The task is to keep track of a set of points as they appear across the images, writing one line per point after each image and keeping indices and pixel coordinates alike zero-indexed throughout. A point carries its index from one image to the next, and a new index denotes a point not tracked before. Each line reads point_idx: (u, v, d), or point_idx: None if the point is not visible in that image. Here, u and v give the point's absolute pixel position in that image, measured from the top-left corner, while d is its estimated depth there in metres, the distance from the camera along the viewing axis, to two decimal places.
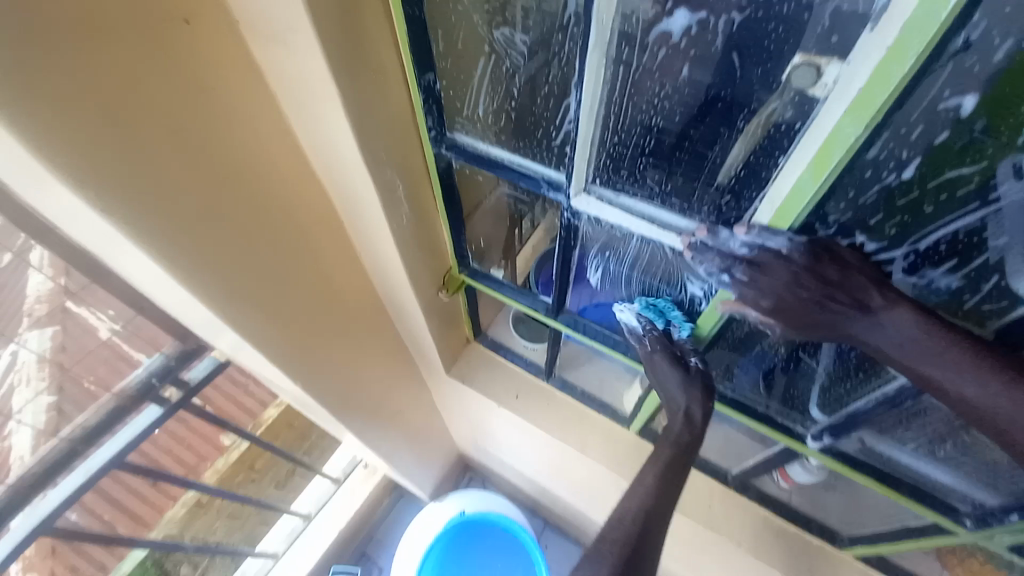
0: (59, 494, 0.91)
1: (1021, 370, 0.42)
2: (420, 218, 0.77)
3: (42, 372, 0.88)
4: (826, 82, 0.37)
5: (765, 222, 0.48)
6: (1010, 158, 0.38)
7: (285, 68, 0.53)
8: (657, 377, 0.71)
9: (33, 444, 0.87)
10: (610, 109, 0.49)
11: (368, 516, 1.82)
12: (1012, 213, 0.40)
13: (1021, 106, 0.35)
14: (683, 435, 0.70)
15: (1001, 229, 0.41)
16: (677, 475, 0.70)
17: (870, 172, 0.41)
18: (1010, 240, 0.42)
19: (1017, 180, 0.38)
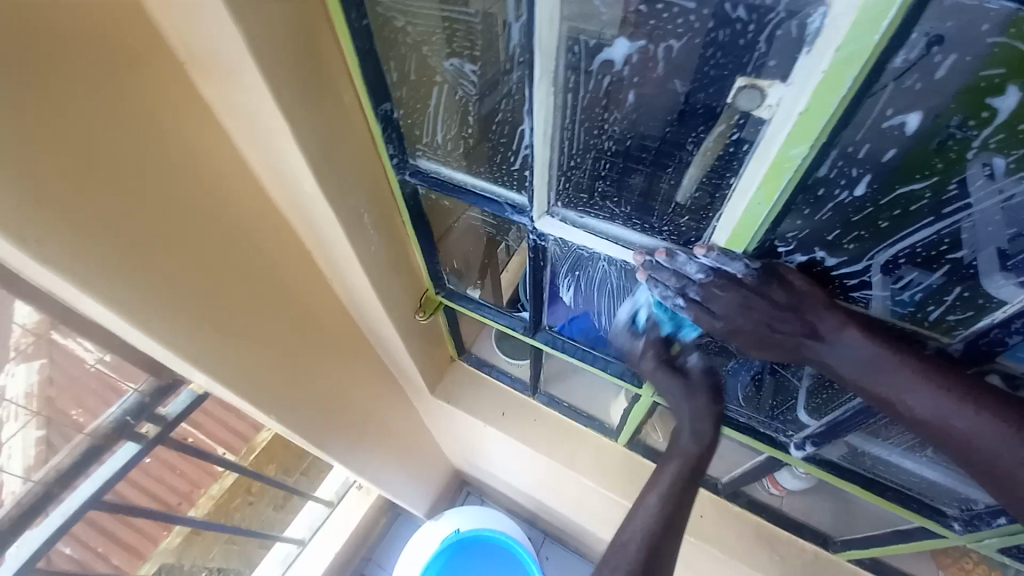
0: (37, 537, 0.88)
1: (973, 388, 0.43)
2: (391, 243, 0.76)
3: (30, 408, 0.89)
4: (770, 104, 0.36)
5: (722, 243, 0.48)
6: (979, 158, 0.36)
7: (235, 106, 0.53)
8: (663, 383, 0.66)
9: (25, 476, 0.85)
10: (564, 134, 0.49)
11: (365, 537, 1.78)
12: (979, 217, 0.39)
13: (982, 110, 0.34)
14: (693, 445, 0.64)
15: (973, 232, 0.40)
16: (690, 488, 0.64)
17: (823, 190, 0.41)
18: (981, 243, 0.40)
19: (989, 180, 0.36)
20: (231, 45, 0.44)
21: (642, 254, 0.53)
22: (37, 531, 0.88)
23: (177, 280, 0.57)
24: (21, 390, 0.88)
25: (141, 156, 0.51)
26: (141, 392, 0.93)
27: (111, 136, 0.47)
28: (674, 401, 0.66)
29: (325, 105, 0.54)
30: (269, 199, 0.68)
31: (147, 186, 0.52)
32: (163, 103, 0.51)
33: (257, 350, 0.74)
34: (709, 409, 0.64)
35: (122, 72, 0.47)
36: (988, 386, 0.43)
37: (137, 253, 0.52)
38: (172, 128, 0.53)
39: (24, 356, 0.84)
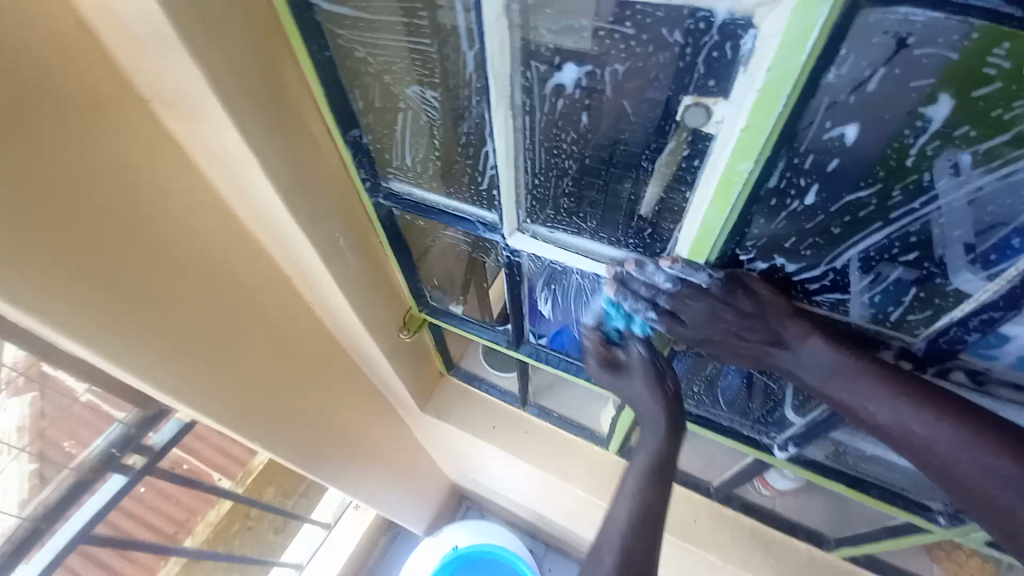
0: (29, 571, 0.87)
1: (929, 394, 0.44)
2: (369, 264, 0.77)
3: (23, 440, 0.91)
4: (716, 120, 0.38)
5: (685, 254, 0.49)
6: (948, 153, 0.36)
7: (202, 141, 0.54)
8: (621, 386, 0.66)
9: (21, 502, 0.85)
10: (526, 154, 0.50)
11: (364, 559, 1.75)
12: (948, 213, 0.39)
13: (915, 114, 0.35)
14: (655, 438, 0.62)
15: (946, 227, 0.40)
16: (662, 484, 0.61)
17: (775, 200, 0.43)
18: (948, 242, 0.41)
19: (953, 176, 0.37)
20: (194, 85, 0.45)
21: (614, 279, 0.54)
22: (30, 565, 0.87)
23: (153, 315, 0.58)
24: (12, 425, 0.91)
25: (112, 196, 0.51)
26: (126, 424, 0.91)
27: (80, 179, 0.48)
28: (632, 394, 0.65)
29: (294, 136, 0.55)
30: (244, 228, 0.69)
31: (119, 224, 0.52)
32: (129, 141, 0.52)
33: (239, 378, 0.73)
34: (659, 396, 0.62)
35: (87, 114, 0.48)
36: (946, 394, 0.45)
37: (111, 291, 0.52)
38: (143, 166, 0.54)
39: (15, 390, 0.87)
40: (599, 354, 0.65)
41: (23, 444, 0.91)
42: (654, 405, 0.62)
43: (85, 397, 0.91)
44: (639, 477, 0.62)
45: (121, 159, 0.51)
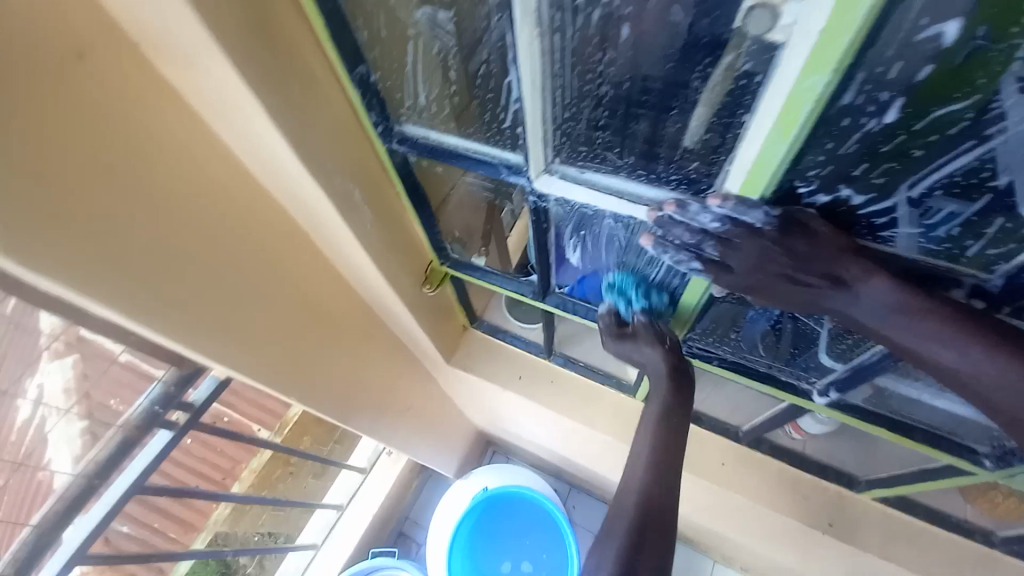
0: (88, 520, 0.93)
1: (1002, 335, 0.41)
2: (386, 217, 0.73)
3: (70, 401, 0.88)
4: (784, 25, 0.32)
5: (736, 191, 0.44)
6: (1014, 66, 0.31)
7: (196, 84, 0.50)
8: (643, 356, 0.72)
9: (75, 459, 0.90)
10: (554, 82, 0.46)
11: (399, 499, 1.85)
12: (1019, 144, 0.35)
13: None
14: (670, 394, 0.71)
15: (1009, 163, 0.36)
16: (677, 428, 0.72)
17: (847, 120, 0.37)
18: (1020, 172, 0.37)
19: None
20: (176, 14, 0.40)
21: (651, 235, 0.52)
22: (89, 513, 0.93)
23: (167, 274, 0.56)
24: (57, 388, 0.86)
25: (104, 147, 0.48)
26: (164, 383, 0.94)
27: (71, 133, 0.45)
28: (644, 357, 0.72)
29: (291, 73, 0.51)
30: (252, 179, 0.66)
31: (117, 178, 0.50)
32: (121, 91, 0.49)
33: (266, 336, 0.74)
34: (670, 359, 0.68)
35: (72, 62, 0.44)
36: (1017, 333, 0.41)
37: (117, 249, 0.51)
38: (136, 114, 0.51)
39: (55, 354, 0.81)
40: (611, 329, 0.73)
41: (70, 405, 0.89)
42: (659, 363, 0.69)
43: (124, 357, 0.88)
44: (652, 428, 0.71)
45: (109, 107, 0.48)
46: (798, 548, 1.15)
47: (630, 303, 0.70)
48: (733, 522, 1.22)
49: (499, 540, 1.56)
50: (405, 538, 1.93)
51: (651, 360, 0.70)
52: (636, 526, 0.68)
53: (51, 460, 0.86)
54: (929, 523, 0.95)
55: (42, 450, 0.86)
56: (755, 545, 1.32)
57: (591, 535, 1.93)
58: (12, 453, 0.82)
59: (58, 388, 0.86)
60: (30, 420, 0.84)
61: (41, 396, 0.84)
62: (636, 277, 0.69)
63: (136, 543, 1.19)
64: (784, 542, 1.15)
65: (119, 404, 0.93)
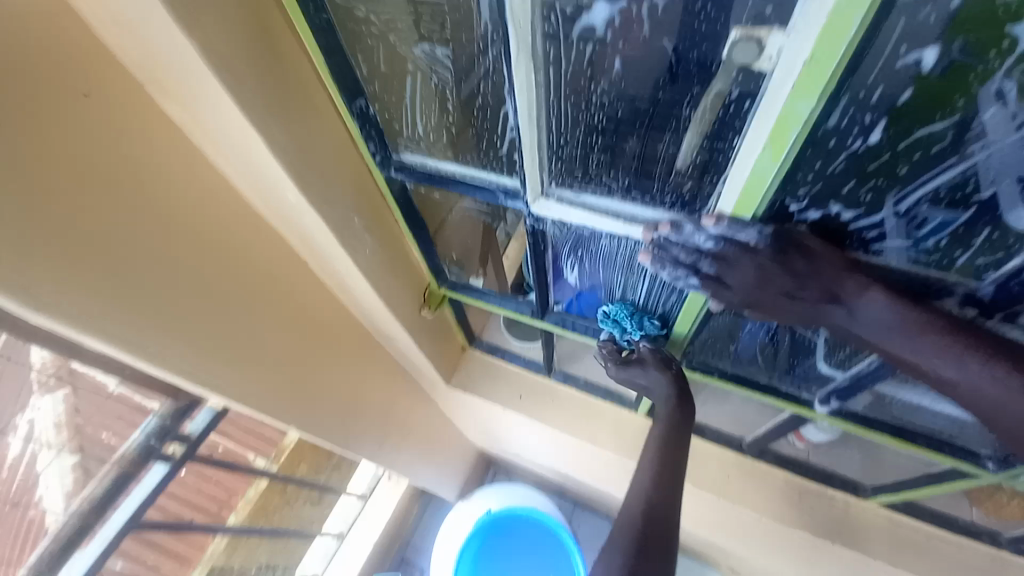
0: (86, 558, 0.89)
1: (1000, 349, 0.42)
2: (385, 242, 0.74)
3: (60, 436, 0.90)
4: (770, 55, 0.34)
5: (730, 211, 0.45)
6: (989, 83, 0.34)
7: (197, 119, 0.51)
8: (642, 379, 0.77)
9: (65, 502, 0.88)
10: (550, 110, 0.47)
11: (401, 525, 1.82)
12: (996, 159, 0.37)
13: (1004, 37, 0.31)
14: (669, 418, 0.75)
15: (988, 178, 0.39)
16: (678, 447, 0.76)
17: (834, 141, 0.38)
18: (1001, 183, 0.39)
19: (1000, 104, 0.34)
20: (184, 57, 0.42)
21: (650, 250, 0.53)
22: (86, 553, 0.89)
23: (171, 307, 0.57)
24: (48, 423, 0.89)
25: (112, 187, 0.50)
26: (160, 415, 0.93)
27: (73, 173, 0.46)
28: (643, 381, 0.77)
29: (292, 109, 0.52)
30: (251, 210, 0.67)
31: (121, 216, 0.51)
32: (124, 129, 0.50)
33: (265, 364, 0.74)
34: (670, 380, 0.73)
35: (77, 102, 0.46)
36: (1005, 342, 0.42)
37: (122, 286, 0.52)
38: (142, 153, 0.52)
39: (47, 387, 0.85)
40: (613, 358, 0.77)
41: (62, 441, 0.90)
42: (664, 386, 0.74)
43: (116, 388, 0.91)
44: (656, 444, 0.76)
45: (111, 146, 0.49)
46: (807, 559, 1.14)
47: (620, 328, 0.74)
48: (740, 534, 1.21)
49: (504, 563, 1.53)
50: (407, 565, 1.89)
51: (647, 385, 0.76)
52: (639, 540, 0.71)
53: (41, 497, 0.88)
54: (934, 526, 0.95)
55: (33, 489, 0.88)
56: (763, 556, 1.31)
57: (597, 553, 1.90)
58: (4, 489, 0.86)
59: (49, 423, 0.89)
60: (22, 456, 0.88)
61: (32, 433, 0.87)
62: (625, 305, 0.73)
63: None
64: (792, 552, 1.14)
65: (111, 437, 0.93)
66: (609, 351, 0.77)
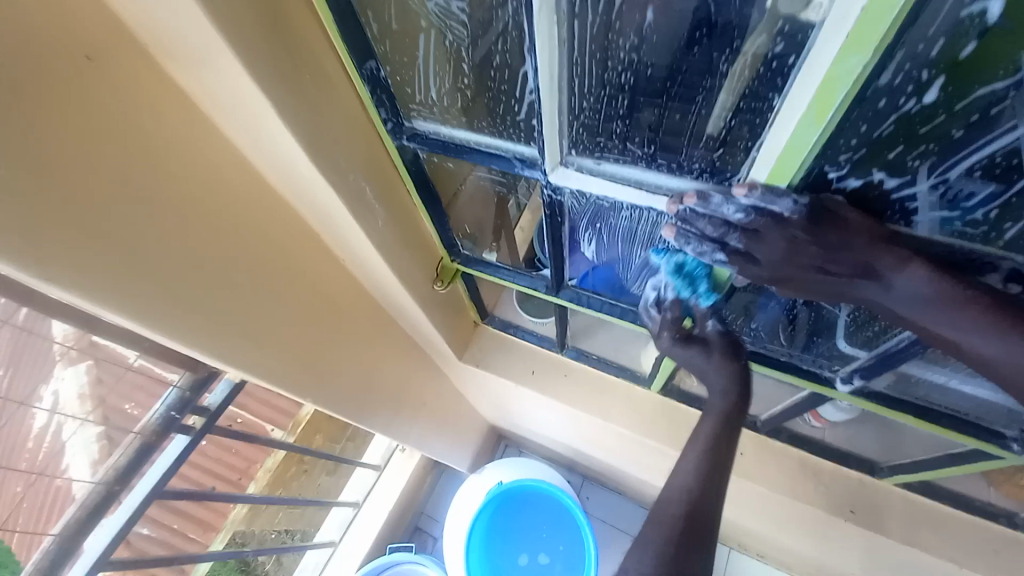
0: (115, 521, 0.93)
1: None
2: (397, 214, 0.72)
3: (85, 407, 0.94)
4: (822, 2, 0.31)
5: (763, 179, 0.43)
6: None
7: (205, 87, 0.49)
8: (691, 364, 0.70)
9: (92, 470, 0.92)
10: (572, 71, 0.44)
11: (414, 495, 1.87)
12: None
13: None
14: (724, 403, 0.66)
15: None
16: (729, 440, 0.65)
17: (885, 101, 0.35)
18: None
19: None
20: (190, 19, 0.40)
21: (674, 226, 0.51)
22: (114, 516, 0.93)
23: (186, 281, 0.57)
24: (72, 395, 0.92)
25: (122, 157, 0.48)
26: (179, 388, 0.94)
27: (80, 142, 0.45)
28: (697, 367, 0.69)
29: (304, 74, 0.50)
30: (263, 182, 0.65)
31: (132, 189, 0.50)
32: (129, 95, 0.48)
33: (279, 338, 0.74)
34: (727, 366, 0.66)
35: (81, 66, 0.44)
36: None
37: (137, 259, 0.51)
38: (149, 121, 0.50)
39: (70, 360, 0.86)
40: (673, 329, 0.70)
41: (87, 412, 0.95)
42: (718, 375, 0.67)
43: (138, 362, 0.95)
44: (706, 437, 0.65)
45: (119, 113, 0.48)
46: (818, 536, 1.14)
47: (692, 290, 0.63)
48: (751, 510, 1.21)
49: (515, 532, 1.57)
50: (421, 533, 1.94)
51: (703, 367, 0.68)
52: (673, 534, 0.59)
53: (68, 466, 0.91)
54: (950, 506, 0.94)
55: (60, 457, 0.91)
56: (772, 532, 1.32)
57: (605, 525, 1.93)
58: (31, 459, 0.88)
59: (72, 394, 0.92)
60: (47, 427, 0.90)
61: (57, 404, 0.90)
62: (707, 266, 0.61)
63: (160, 544, 1.22)
64: (802, 529, 1.14)
65: (133, 408, 1.00)
66: (671, 323, 0.69)
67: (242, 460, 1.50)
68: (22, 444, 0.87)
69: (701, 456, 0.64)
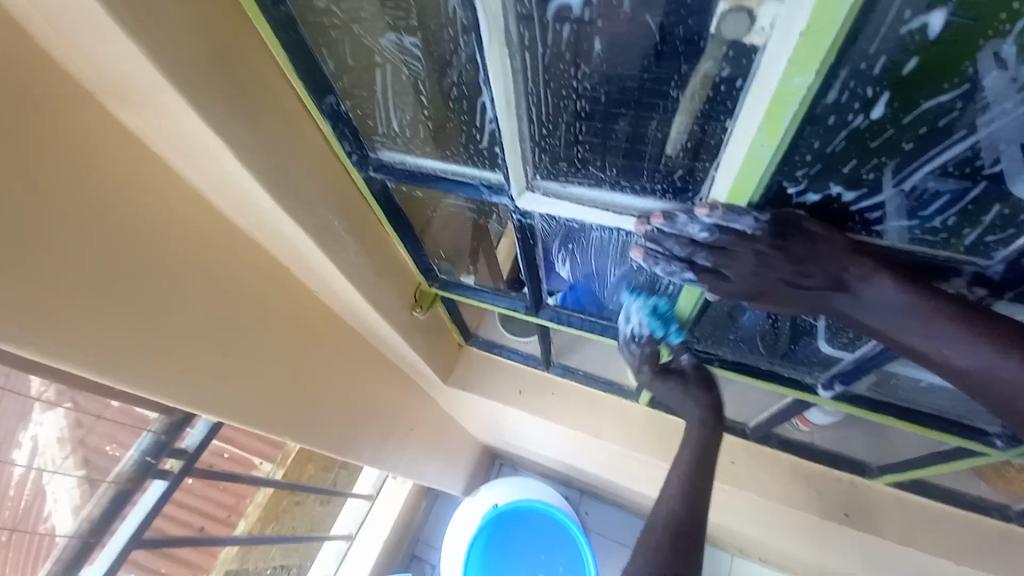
0: (95, 570, 0.89)
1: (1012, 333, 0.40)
2: (369, 244, 0.71)
3: (65, 451, 0.85)
4: (762, 27, 0.31)
5: (724, 198, 0.43)
6: (990, 45, 0.32)
7: (158, 131, 0.48)
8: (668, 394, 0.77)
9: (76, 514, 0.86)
10: (529, 100, 0.45)
11: (409, 522, 1.82)
12: (1005, 134, 0.35)
13: None
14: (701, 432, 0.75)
15: (996, 152, 0.37)
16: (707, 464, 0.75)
17: (834, 118, 0.36)
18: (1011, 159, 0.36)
19: (1003, 68, 0.32)
20: (135, 64, 0.39)
21: (642, 246, 0.51)
22: (94, 565, 0.90)
23: (148, 325, 0.55)
24: (51, 438, 0.83)
25: (77, 204, 0.47)
26: (154, 431, 0.92)
27: (25, 193, 0.43)
28: (675, 397, 0.77)
29: (261, 113, 0.49)
30: (229, 221, 0.64)
31: (85, 237, 0.48)
32: (78, 142, 0.47)
33: (253, 376, 0.72)
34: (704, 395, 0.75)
35: (24, 116, 0.43)
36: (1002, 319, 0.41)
37: (91, 307, 0.49)
38: (100, 167, 0.49)
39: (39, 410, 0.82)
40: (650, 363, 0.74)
41: (67, 455, 0.85)
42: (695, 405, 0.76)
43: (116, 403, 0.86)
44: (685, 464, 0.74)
45: (68, 161, 0.46)
46: (816, 540, 1.13)
47: (665, 329, 0.70)
48: (748, 518, 1.20)
49: (513, 554, 1.53)
50: (418, 561, 1.89)
51: (681, 400, 0.76)
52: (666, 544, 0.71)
53: (51, 513, 0.84)
54: (942, 504, 0.94)
55: (41, 503, 0.83)
56: (771, 538, 1.31)
57: (606, 540, 1.90)
58: (13, 507, 0.80)
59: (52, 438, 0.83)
60: (26, 475, 0.80)
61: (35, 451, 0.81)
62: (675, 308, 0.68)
63: None
64: (799, 534, 1.13)
65: (117, 450, 0.91)
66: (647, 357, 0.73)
67: (232, 495, 1.41)
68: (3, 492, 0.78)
69: (684, 477, 0.74)
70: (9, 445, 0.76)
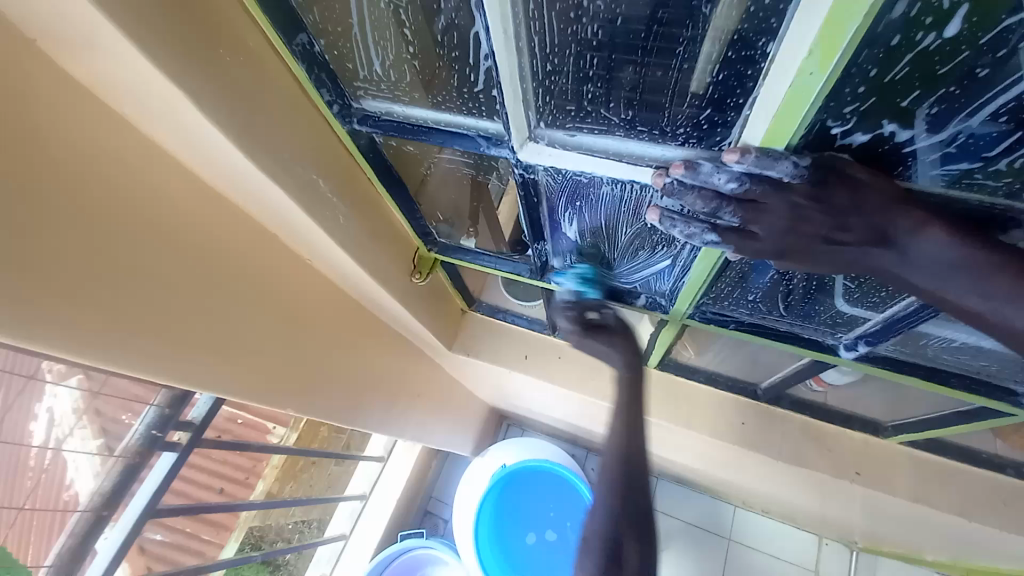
0: (116, 535, 0.91)
1: None
2: (362, 207, 0.66)
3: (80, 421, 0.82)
4: None
5: (757, 141, 0.37)
6: None
7: (110, 82, 0.43)
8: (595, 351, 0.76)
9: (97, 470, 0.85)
10: (530, 27, 0.38)
11: (420, 482, 1.85)
12: None
13: None
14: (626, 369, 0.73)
15: None
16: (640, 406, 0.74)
17: (898, 39, 0.30)
18: None
19: None
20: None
21: (659, 208, 0.47)
22: (116, 529, 0.91)
23: (125, 298, 0.52)
24: (67, 409, 0.80)
25: (35, 169, 0.43)
26: (158, 404, 0.91)
27: None
28: (605, 352, 0.75)
29: (222, 55, 0.44)
30: (207, 185, 0.59)
31: (49, 203, 0.44)
32: (27, 99, 0.42)
33: (248, 348, 0.69)
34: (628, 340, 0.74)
35: None
36: None
37: (59, 282, 0.46)
38: (55, 127, 0.44)
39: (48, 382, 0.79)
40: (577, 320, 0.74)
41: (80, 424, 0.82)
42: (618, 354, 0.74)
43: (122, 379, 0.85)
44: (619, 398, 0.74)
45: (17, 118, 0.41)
46: (824, 496, 1.14)
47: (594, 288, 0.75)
48: (755, 476, 1.20)
49: (523, 511, 1.56)
50: (431, 518, 1.95)
51: (609, 354, 0.75)
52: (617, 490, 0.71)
53: (73, 480, 0.85)
54: (957, 460, 0.93)
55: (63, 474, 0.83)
56: (778, 494, 1.32)
57: None
58: (36, 478, 0.78)
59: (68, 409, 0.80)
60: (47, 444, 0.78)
61: (53, 419, 0.78)
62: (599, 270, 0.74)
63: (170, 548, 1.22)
64: (807, 491, 1.14)
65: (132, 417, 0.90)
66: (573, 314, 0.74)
67: (249, 460, 1.42)
68: (23, 466, 0.75)
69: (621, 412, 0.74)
70: (24, 418, 0.72)
